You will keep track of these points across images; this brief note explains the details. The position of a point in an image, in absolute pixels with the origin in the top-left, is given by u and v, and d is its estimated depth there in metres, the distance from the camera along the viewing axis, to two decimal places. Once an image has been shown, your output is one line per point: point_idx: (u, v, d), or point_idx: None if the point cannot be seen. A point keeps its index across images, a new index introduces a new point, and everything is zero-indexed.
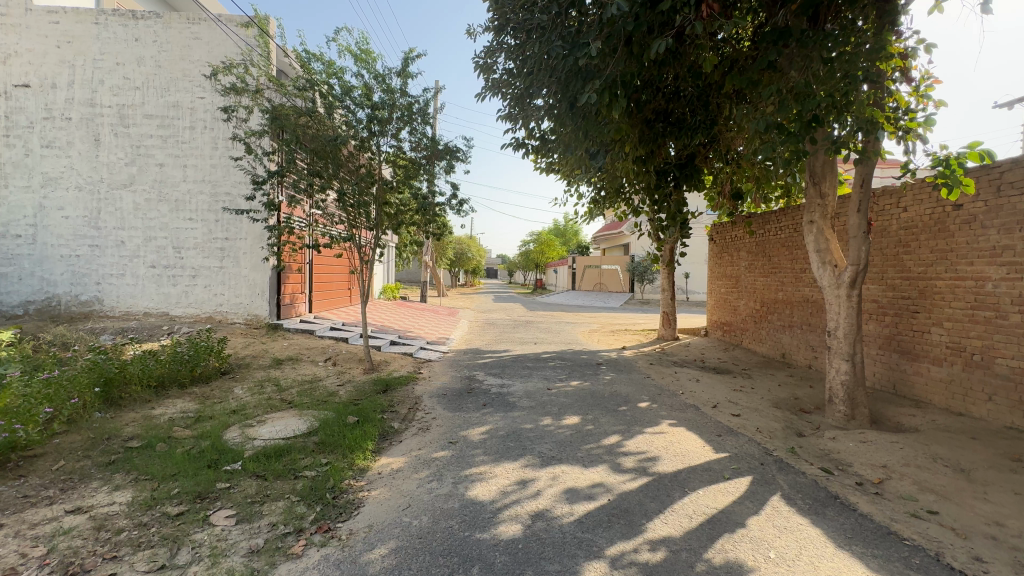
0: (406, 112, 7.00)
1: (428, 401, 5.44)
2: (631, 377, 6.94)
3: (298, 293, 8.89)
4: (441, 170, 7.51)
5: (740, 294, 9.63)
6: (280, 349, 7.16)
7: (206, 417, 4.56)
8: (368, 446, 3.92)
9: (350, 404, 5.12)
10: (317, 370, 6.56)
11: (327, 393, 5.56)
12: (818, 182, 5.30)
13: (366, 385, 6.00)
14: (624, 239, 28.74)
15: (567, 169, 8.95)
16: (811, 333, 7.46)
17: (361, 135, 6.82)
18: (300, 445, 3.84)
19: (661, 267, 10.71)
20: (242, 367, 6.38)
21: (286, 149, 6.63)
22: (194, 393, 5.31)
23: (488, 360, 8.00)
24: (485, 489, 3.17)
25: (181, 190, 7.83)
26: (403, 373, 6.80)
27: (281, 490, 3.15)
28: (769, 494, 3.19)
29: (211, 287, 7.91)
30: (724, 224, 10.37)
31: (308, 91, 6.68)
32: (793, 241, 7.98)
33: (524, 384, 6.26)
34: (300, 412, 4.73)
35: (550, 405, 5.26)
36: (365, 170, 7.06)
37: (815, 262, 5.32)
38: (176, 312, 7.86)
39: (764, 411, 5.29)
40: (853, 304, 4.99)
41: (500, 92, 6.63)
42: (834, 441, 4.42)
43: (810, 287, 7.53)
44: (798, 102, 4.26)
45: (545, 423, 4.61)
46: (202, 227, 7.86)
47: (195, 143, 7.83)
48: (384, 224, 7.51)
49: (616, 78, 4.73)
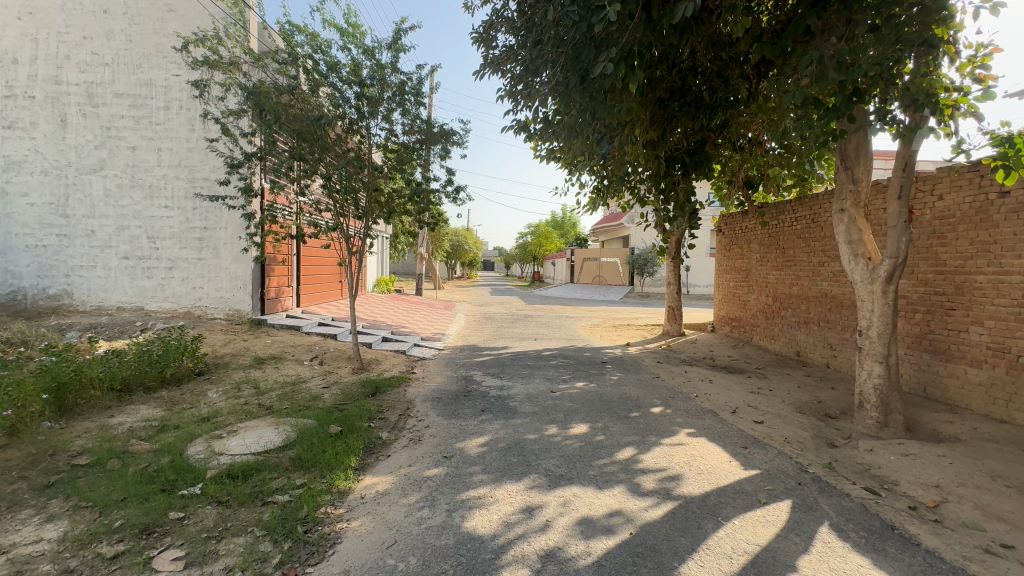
0: (398, 92, 6.46)
1: (421, 406, 4.95)
2: (639, 377, 6.47)
3: (283, 287, 8.36)
4: (436, 155, 6.98)
5: (750, 288, 9.19)
6: (262, 348, 6.66)
7: (171, 427, 4.07)
8: (350, 463, 3.44)
9: (335, 410, 4.62)
10: (301, 371, 6.06)
11: (310, 397, 5.07)
12: (850, 167, 4.81)
13: (353, 387, 5.50)
14: (624, 232, 28.21)
15: (569, 156, 8.46)
16: (829, 331, 7.02)
17: (350, 116, 6.37)
18: (272, 462, 3.36)
19: (667, 260, 10.24)
20: (219, 368, 5.88)
21: (267, 130, 6.09)
22: (161, 397, 4.81)
23: (486, 358, 7.53)
24: (484, 520, 2.70)
25: (156, 175, 7.27)
26: (395, 373, 6.31)
27: (244, 522, 2.66)
28: (816, 525, 2.74)
29: (189, 280, 7.38)
30: (733, 214, 9.90)
31: (290, 67, 6.12)
32: (810, 232, 7.52)
33: (526, 387, 5.77)
34: (277, 420, 4.24)
35: (555, 411, 4.79)
36: (353, 154, 6.51)
37: (846, 255, 4.86)
38: (152, 307, 7.33)
39: (788, 417, 4.85)
40: (889, 302, 4.53)
41: (500, 69, 6.11)
42: (871, 453, 3.98)
43: (829, 281, 7.09)
44: (840, 71, 3.74)
45: (551, 433, 4.15)
46: (179, 215, 7.32)
47: (170, 124, 7.26)
48: (374, 213, 6.90)
49: (632, 46, 4.21)
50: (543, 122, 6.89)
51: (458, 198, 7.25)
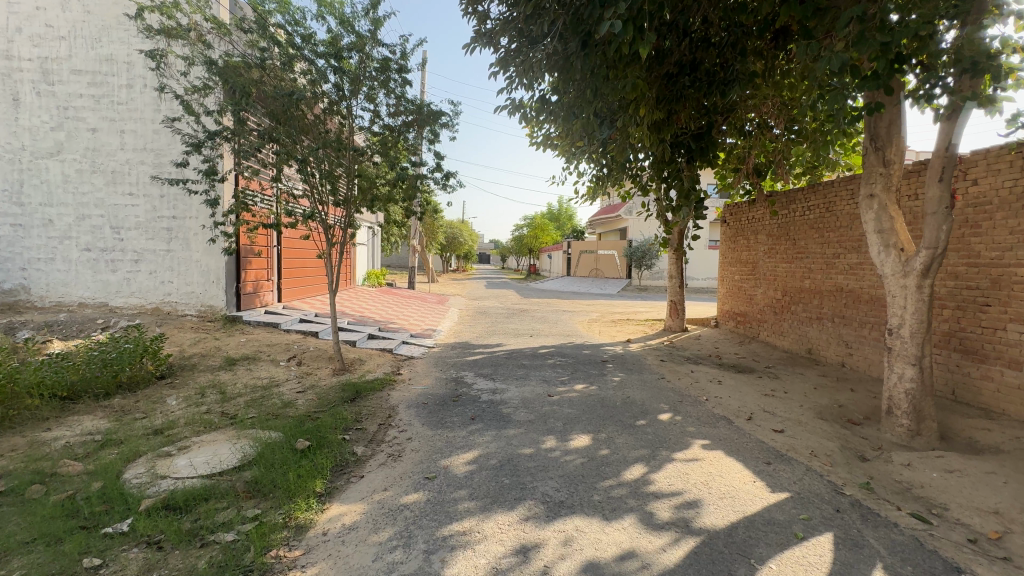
0: (381, 69, 5.93)
1: (404, 414, 4.45)
2: (643, 378, 6.00)
3: (262, 280, 7.82)
4: (424, 139, 6.45)
5: (758, 282, 8.73)
6: (235, 347, 6.13)
7: (114, 442, 3.56)
8: (315, 488, 2.94)
9: (306, 420, 4.12)
10: (276, 373, 5.55)
11: (281, 404, 4.56)
12: (882, 148, 4.32)
13: (331, 392, 4.99)
14: (622, 224, 27.64)
15: (568, 140, 7.94)
16: (845, 327, 6.58)
17: (330, 95, 5.83)
18: (223, 489, 2.87)
19: (669, 252, 9.77)
20: (185, 371, 5.37)
21: (236, 108, 5.54)
22: (111, 406, 4.30)
23: (479, 357, 7.01)
24: (469, 566, 2.22)
25: (119, 160, 6.69)
26: (378, 375, 5.79)
27: (172, 571, 2.16)
28: (869, 569, 2.28)
29: (157, 273, 6.83)
30: (739, 203, 9.43)
31: (261, 39, 5.55)
32: (824, 222, 7.04)
33: (521, 390, 5.27)
34: (238, 434, 3.74)
35: (552, 419, 4.31)
36: (333, 137, 5.97)
37: (874, 245, 4.39)
38: (117, 303, 6.78)
39: (809, 425, 4.39)
40: (924, 297, 4.07)
41: (493, 41, 5.56)
42: (910, 469, 3.53)
43: (844, 274, 6.63)
44: (884, 31, 3.23)
45: (548, 446, 3.67)
46: (144, 203, 6.75)
47: (134, 104, 6.66)
48: (356, 201, 6.35)
49: (642, 5, 3.70)
50: (540, 101, 6.34)
51: (448, 185, 6.73)
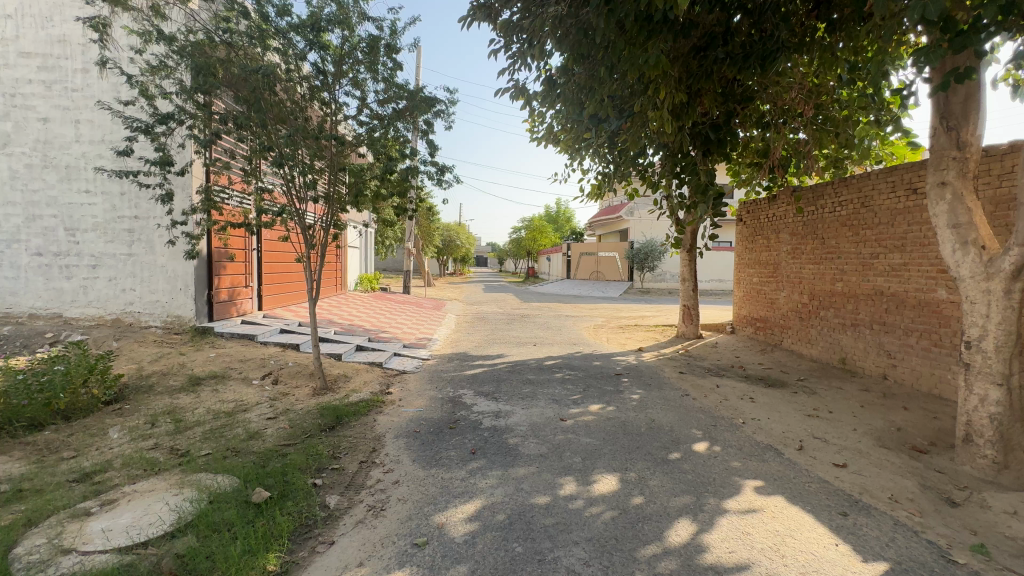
0: (369, 48, 5.25)
1: (392, 447, 3.73)
2: (665, 396, 5.30)
3: (238, 287, 7.10)
4: (417, 129, 5.76)
5: (780, 285, 8.06)
6: (202, 364, 5.40)
7: (24, 495, 2.84)
8: (267, 566, 2.21)
9: (272, 458, 3.41)
10: (245, 395, 4.80)
11: (246, 435, 3.84)
12: (955, 128, 3.65)
13: (307, 418, 4.26)
14: (622, 225, 26.98)
15: (575, 132, 7.28)
16: (886, 335, 5.92)
17: (311, 78, 5.18)
18: (142, 570, 2.14)
19: (681, 253, 9.10)
20: (139, 394, 4.64)
21: (201, 90, 4.84)
22: (37, 443, 3.57)
23: (479, 371, 6.30)
24: None
25: (74, 153, 5.97)
26: (364, 396, 5.05)
27: None
28: None
29: (118, 280, 6.10)
30: (757, 200, 8.77)
31: (231, 12, 4.89)
32: (858, 219, 6.39)
33: (528, 413, 4.56)
34: (183, 480, 3.02)
35: (569, 453, 3.60)
36: (313, 126, 5.29)
37: (946, 243, 3.72)
38: (72, 314, 6.04)
39: (873, 456, 3.72)
40: (1013, 304, 3.39)
41: (494, 12, 4.91)
42: (1018, 520, 2.82)
43: (885, 277, 5.97)
44: None
45: (568, 493, 2.97)
46: (103, 202, 6.02)
47: (90, 90, 5.93)
48: (340, 198, 5.66)
49: None
50: (546, 83, 5.74)
51: (444, 181, 6.04)
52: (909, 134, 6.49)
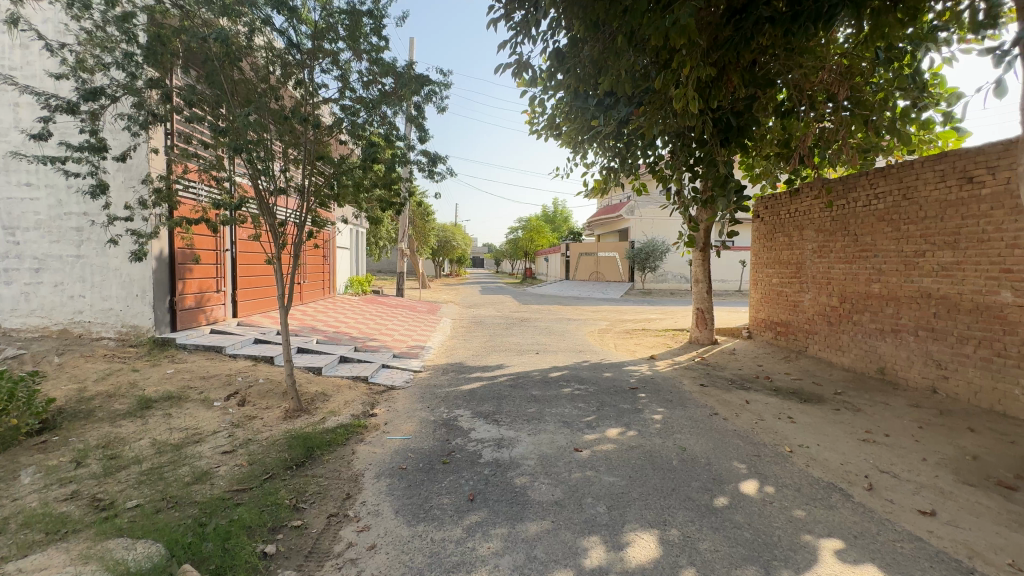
0: (351, 19, 4.53)
1: (370, 491, 3.02)
2: (691, 416, 4.60)
3: (208, 292, 6.38)
4: (406, 115, 5.04)
5: (804, 286, 7.40)
6: (156, 382, 4.66)
7: None
8: None
9: (216, 512, 2.68)
10: (203, 420, 4.08)
11: (191, 476, 3.12)
12: None
13: (270, 451, 3.54)
14: (621, 224, 26.39)
15: (580, 120, 6.60)
16: (934, 343, 5.27)
17: (283, 53, 4.48)
18: None
19: (694, 253, 8.44)
20: (73, 423, 3.90)
21: (150, 62, 4.13)
22: None
23: (477, 386, 5.57)
24: None
25: (13, 141, 5.24)
26: (343, 420, 4.31)
27: None
28: None
29: (65, 286, 5.37)
30: (776, 195, 8.13)
31: None
32: (898, 213, 5.72)
33: (536, 441, 3.85)
34: (88, 552, 2.28)
35: (590, 500, 2.88)
36: (285, 109, 4.59)
37: None
38: (13, 324, 5.32)
39: (961, 498, 3.02)
40: None
41: None
42: None
43: (932, 277, 5.30)
44: None
45: (595, 564, 2.26)
46: (46, 196, 5.29)
47: (30, 69, 5.21)
48: (317, 193, 4.95)
49: None
50: (553, 58, 5.06)
51: (436, 174, 5.34)
52: (952, 119, 5.84)
